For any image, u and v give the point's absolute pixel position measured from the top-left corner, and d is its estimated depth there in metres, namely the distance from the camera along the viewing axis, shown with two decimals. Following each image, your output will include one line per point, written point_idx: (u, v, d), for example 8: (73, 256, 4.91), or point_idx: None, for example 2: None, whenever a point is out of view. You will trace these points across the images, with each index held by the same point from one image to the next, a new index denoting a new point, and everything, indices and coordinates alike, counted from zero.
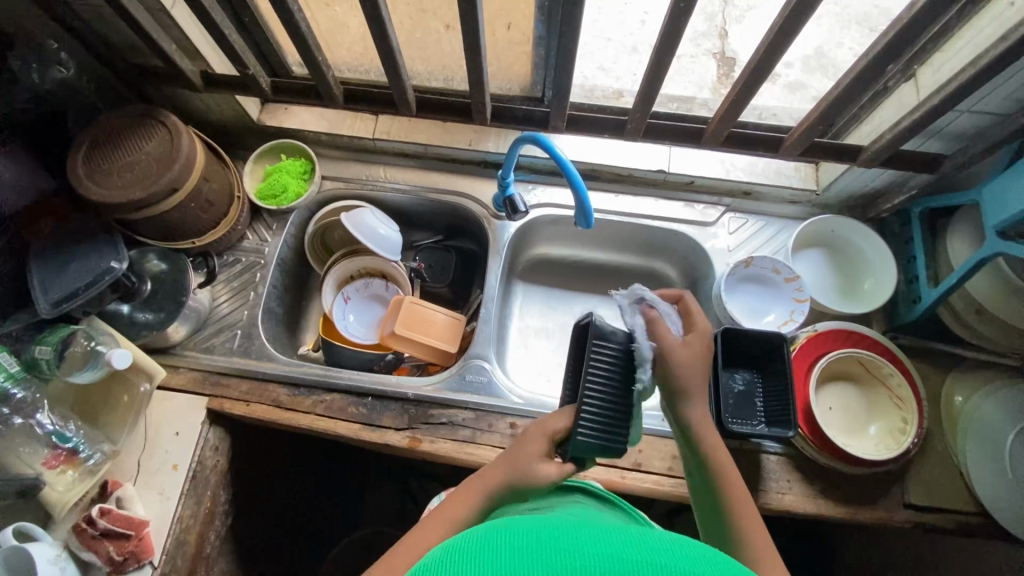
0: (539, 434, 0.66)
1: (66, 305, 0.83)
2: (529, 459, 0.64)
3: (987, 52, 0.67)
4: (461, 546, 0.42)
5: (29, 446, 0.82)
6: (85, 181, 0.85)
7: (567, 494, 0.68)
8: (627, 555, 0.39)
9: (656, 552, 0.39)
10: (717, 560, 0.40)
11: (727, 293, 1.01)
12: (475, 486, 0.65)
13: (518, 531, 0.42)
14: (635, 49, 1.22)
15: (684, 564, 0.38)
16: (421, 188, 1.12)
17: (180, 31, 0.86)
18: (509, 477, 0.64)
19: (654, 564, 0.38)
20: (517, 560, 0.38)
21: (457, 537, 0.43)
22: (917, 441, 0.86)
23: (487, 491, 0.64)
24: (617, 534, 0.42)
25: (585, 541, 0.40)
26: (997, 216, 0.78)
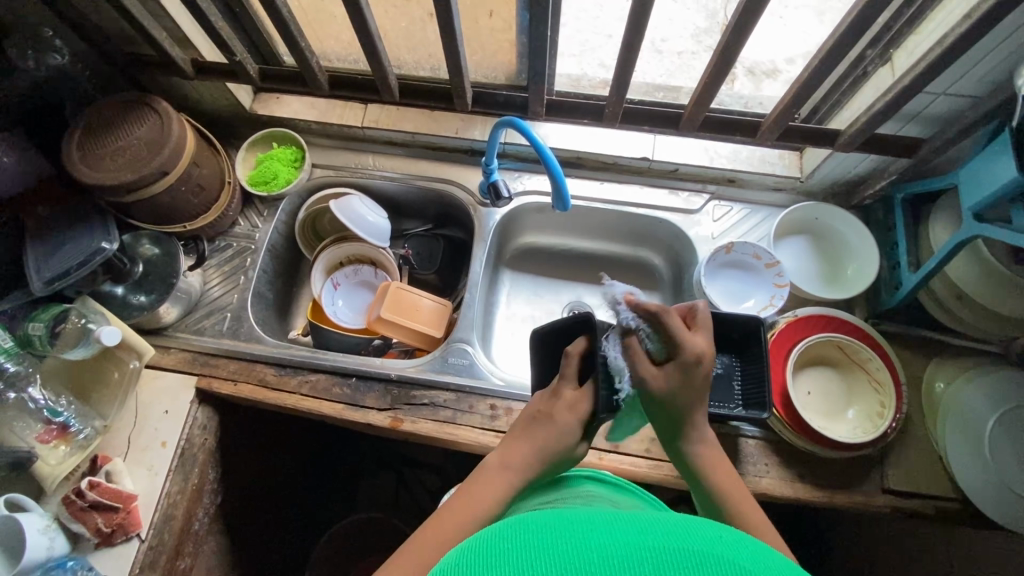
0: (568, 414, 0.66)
1: (59, 284, 0.86)
2: (563, 442, 0.65)
3: (952, 31, 0.67)
4: (479, 547, 0.41)
5: (22, 421, 0.86)
6: (78, 164, 0.87)
7: (577, 485, 0.68)
8: (646, 540, 0.39)
9: (674, 535, 0.40)
10: (733, 539, 0.40)
11: (708, 279, 1.02)
12: (504, 474, 0.63)
13: (535, 526, 0.42)
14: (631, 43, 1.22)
15: (697, 545, 0.38)
16: (408, 176, 1.13)
17: (170, 19, 0.89)
18: (543, 458, 0.64)
19: (677, 550, 0.38)
20: (536, 555, 0.38)
21: (471, 542, 0.42)
22: (893, 424, 0.86)
23: (521, 477, 0.63)
24: (629, 519, 0.42)
25: (602, 530, 0.41)
26: (973, 199, 0.78)
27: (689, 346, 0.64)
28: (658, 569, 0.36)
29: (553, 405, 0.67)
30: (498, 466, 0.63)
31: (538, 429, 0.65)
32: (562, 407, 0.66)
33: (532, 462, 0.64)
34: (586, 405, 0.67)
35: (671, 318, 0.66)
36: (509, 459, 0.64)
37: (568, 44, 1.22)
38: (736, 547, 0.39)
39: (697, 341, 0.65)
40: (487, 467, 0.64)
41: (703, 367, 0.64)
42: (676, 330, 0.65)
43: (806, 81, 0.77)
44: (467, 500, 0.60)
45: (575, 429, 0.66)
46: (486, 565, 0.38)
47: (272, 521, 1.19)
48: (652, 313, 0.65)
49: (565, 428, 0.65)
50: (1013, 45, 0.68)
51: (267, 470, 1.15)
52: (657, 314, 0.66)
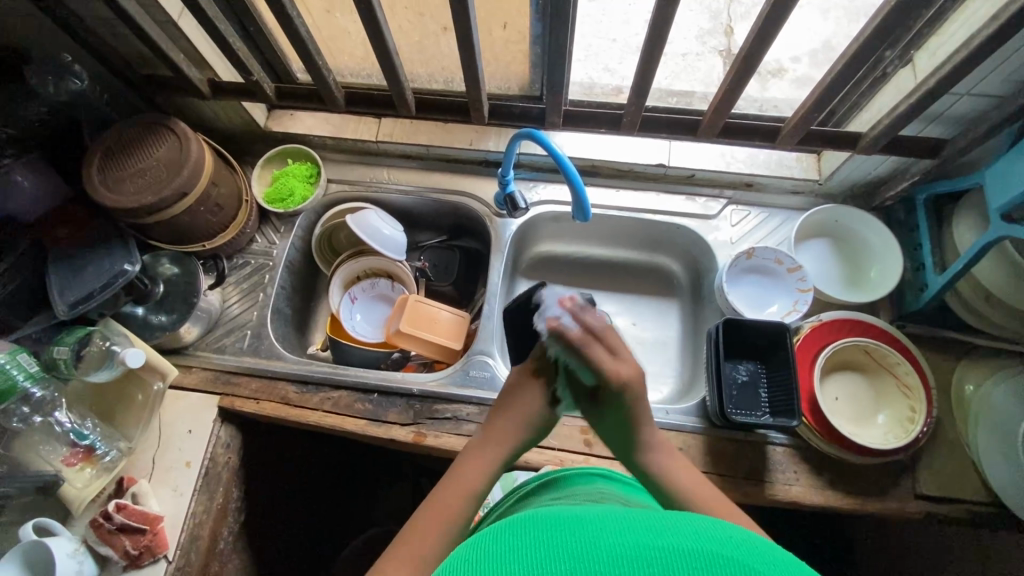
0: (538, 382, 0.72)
1: (83, 307, 0.87)
2: (535, 408, 0.70)
3: (978, 33, 0.67)
4: (487, 545, 0.41)
5: (48, 445, 0.86)
6: (100, 187, 0.88)
7: (589, 482, 0.67)
8: (656, 541, 0.38)
9: (683, 537, 0.39)
10: (747, 543, 0.40)
11: (729, 285, 1.01)
12: (488, 450, 0.67)
13: (544, 527, 0.42)
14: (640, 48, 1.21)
15: (711, 547, 0.38)
16: (423, 189, 1.13)
17: (187, 41, 0.90)
18: (521, 428, 0.69)
19: (689, 551, 0.37)
20: (544, 554, 0.38)
21: (479, 540, 0.42)
22: (925, 429, 0.85)
23: (503, 447, 0.68)
24: (642, 522, 0.42)
25: (611, 531, 0.40)
26: (1001, 199, 0.77)
27: (611, 373, 0.68)
28: (666, 569, 0.36)
29: (520, 379, 0.72)
30: (481, 443, 0.68)
31: (511, 403, 0.71)
32: (527, 377, 0.72)
33: (512, 432, 0.69)
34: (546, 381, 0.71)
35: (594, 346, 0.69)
36: (491, 435, 0.68)
37: (578, 49, 1.22)
38: (749, 552, 0.38)
39: (624, 369, 0.69)
40: (471, 445, 0.68)
41: (629, 395, 0.69)
42: (597, 359, 0.68)
43: (828, 86, 0.77)
44: (457, 477, 0.63)
45: (544, 392, 0.71)
46: (492, 562, 0.38)
47: (295, 537, 1.18)
48: (573, 346, 0.68)
49: (534, 396, 0.71)
50: None
51: (288, 486, 1.15)
52: (586, 339, 0.69)
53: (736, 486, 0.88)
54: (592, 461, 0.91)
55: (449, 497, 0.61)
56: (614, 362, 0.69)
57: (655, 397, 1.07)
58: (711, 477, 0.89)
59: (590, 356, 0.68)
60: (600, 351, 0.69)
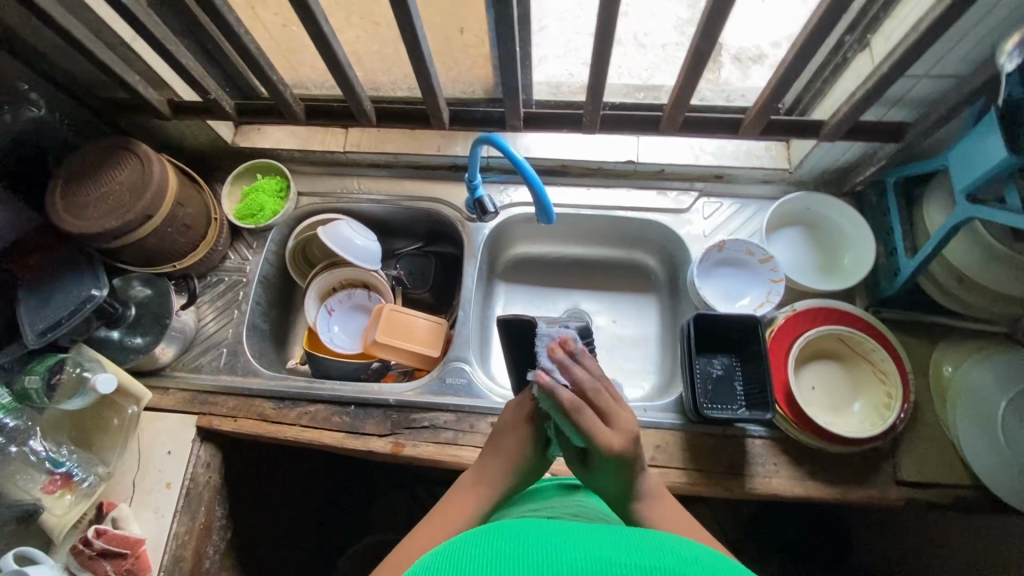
0: (533, 425, 0.69)
1: (51, 335, 0.87)
2: (522, 449, 0.68)
3: (928, 15, 0.66)
4: (464, 547, 0.45)
5: (25, 474, 0.85)
6: (64, 214, 0.88)
7: (567, 494, 0.68)
8: (614, 556, 0.42)
9: (643, 555, 0.42)
10: (702, 560, 0.43)
11: (701, 279, 1.00)
12: (478, 486, 0.65)
13: (515, 534, 0.46)
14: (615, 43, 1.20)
15: (666, 563, 0.41)
16: (394, 197, 1.13)
17: (143, 63, 0.90)
18: (508, 471, 0.67)
19: (644, 566, 0.41)
20: (510, 558, 0.42)
21: (451, 548, 0.45)
22: (901, 416, 0.84)
23: (493, 488, 0.65)
24: (607, 536, 0.46)
25: (577, 543, 0.44)
26: (965, 180, 0.76)
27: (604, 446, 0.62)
28: None
29: (513, 420, 0.70)
30: (469, 479, 0.66)
31: (504, 443, 0.69)
32: (519, 420, 0.70)
33: (500, 472, 0.66)
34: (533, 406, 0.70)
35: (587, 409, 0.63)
36: (481, 474, 0.66)
37: (550, 47, 1.21)
38: (701, 568, 0.41)
39: (614, 440, 0.62)
40: (462, 482, 0.67)
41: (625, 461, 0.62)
42: (587, 424, 0.62)
43: (785, 74, 0.76)
44: (442, 514, 0.62)
45: (537, 435, 0.69)
46: (464, 563, 0.42)
47: (286, 551, 1.18)
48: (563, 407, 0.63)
49: (520, 438, 0.68)
50: (994, 21, 0.66)
51: (275, 501, 1.15)
52: (578, 404, 0.63)
53: (715, 482, 0.88)
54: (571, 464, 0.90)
55: (433, 527, 0.60)
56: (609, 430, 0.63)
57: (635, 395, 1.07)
58: (690, 473, 0.88)
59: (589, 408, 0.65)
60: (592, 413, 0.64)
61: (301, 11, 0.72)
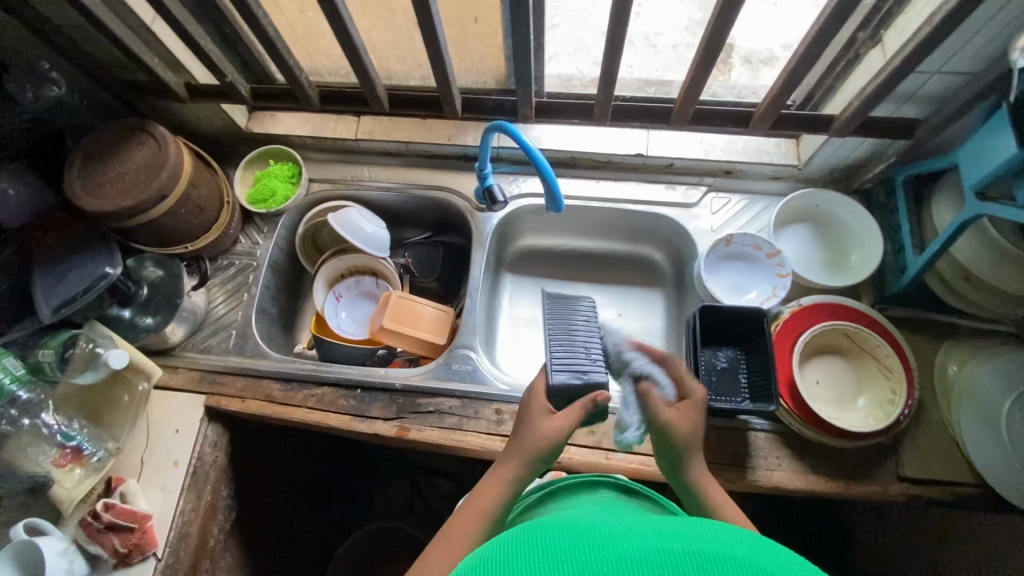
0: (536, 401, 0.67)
1: (65, 311, 0.89)
2: (533, 422, 0.66)
3: (940, 9, 0.67)
4: (499, 551, 0.41)
5: (36, 446, 0.87)
6: (81, 192, 0.89)
7: (592, 491, 0.67)
8: (666, 545, 0.39)
9: (695, 540, 0.40)
10: (756, 543, 0.40)
11: (708, 273, 1.01)
12: (504, 472, 0.63)
13: (552, 535, 0.42)
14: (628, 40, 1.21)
15: (721, 547, 0.38)
16: (404, 186, 1.14)
17: (162, 46, 0.91)
18: (525, 447, 0.64)
19: (698, 551, 0.38)
20: (551, 559, 0.38)
21: (488, 550, 0.42)
22: (905, 411, 0.85)
23: (517, 470, 0.63)
24: (656, 528, 0.42)
25: (627, 539, 0.40)
26: (974, 177, 0.77)
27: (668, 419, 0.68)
28: (677, 569, 0.36)
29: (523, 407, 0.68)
30: (495, 467, 0.65)
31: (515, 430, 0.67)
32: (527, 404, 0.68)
33: (518, 450, 0.64)
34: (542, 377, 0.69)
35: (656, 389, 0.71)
36: (503, 457, 0.65)
37: (563, 44, 1.21)
38: (757, 551, 0.39)
39: (671, 418, 0.68)
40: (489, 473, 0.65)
41: (676, 438, 0.67)
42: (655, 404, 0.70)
43: (795, 68, 0.76)
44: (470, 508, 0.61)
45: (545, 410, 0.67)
46: (501, 567, 0.39)
47: (290, 534, 1.20)
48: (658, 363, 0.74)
49: (531, 411, 0.67)
50: (1006, 18, 0.66)
51: (280, 483, 1.16)
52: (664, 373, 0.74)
53: (718, 473, 0.88)
54: (574, 451, 0.91)
55: (461, 522, 0.60)
56: (670, 411, 0.69)
57: None
58: None
59: (653, 402, 0.70)
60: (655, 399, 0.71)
61: None
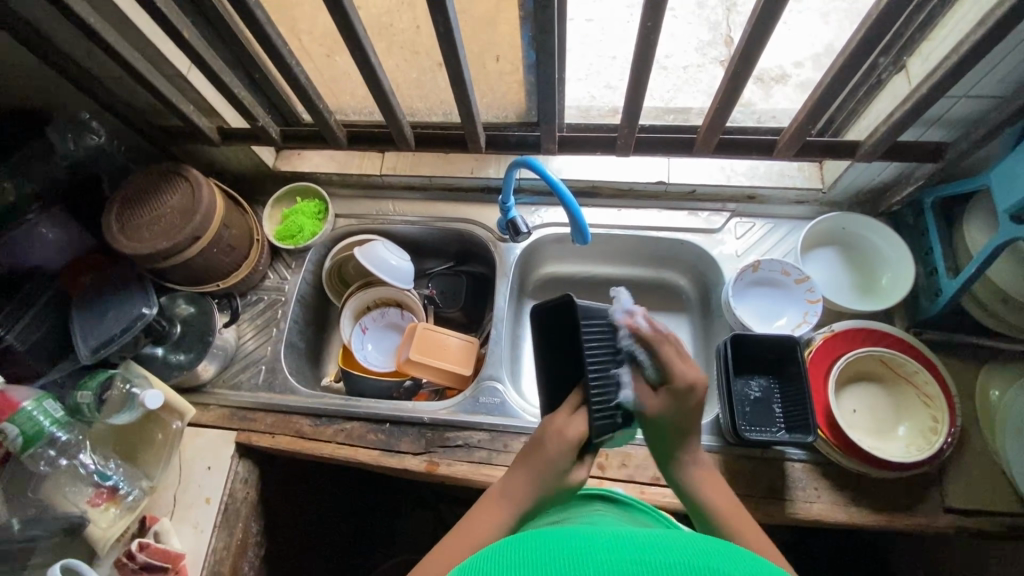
0: (561, 441, 0.63)
1: (103, 351, 0.91)
2: (552, 470, 0.62)
3: (968, 38, 0.67)
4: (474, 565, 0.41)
5: (73, 486, 0.88)
6: (118, 236, 0.92)
7: (587, 505, 0.69)
8: (639, 555, 0.38)
9: (674, 552, 0.39)
10: (729, 552, 0.40)
11: (736, 300, 1.00)
12: (504, 502, 0.63)
13: (527, 544, 0.41)
14: None
15: (702, 561, 0.37)
16: (428, 218, 1.15)
17: (195, 92, 0.94)
18: (535, 491, 0.62)
19: (677, 564, 0.37)
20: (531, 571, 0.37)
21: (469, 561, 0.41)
22: (949, 440, 0.82)
23: (518, 507, 0.62)
24: (637, 539, 0.41)
25: (607, 549, 0.39)
26: (1007, 201, 0.76)
27: (676, 382, 0.65)
28: None
29: (543, 440, 0.64)
30: (497, 494, 0.64)
31: (530, 459, 0.64)
32: (551, 439, 0.64)
33: (526, 492, 0.62)
34: (580, 424, 0.64)
35: (667, 347, 0.66)
36: (508, 490, 0.63)
37: (575, 69, 1.23)
38: (729, 560, 0.38)
39: (688, 374, 0.65)
40: (490, 496, 0.65)
41: (691, 402, 0.65)
42: (668, 359, 0.65)
43: (819, 98, 0.77)
44: (465, 528, 0.62)
45: (568, 452, 0.63)
46: None
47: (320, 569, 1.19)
48: (650, 341, 0.66)
49: (554, 458, 0.63)
50: None
51: (307, 518, 1.15)
52: (658, 339, 0.66)
53: (754, 506, 0.86)
54: (606, 485, 0.90)
55: (456, 544, 0.60)
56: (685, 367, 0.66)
57: None
58: None
59: (666, 360, 0.65)
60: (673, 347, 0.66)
61: (350, 44, 0.76)
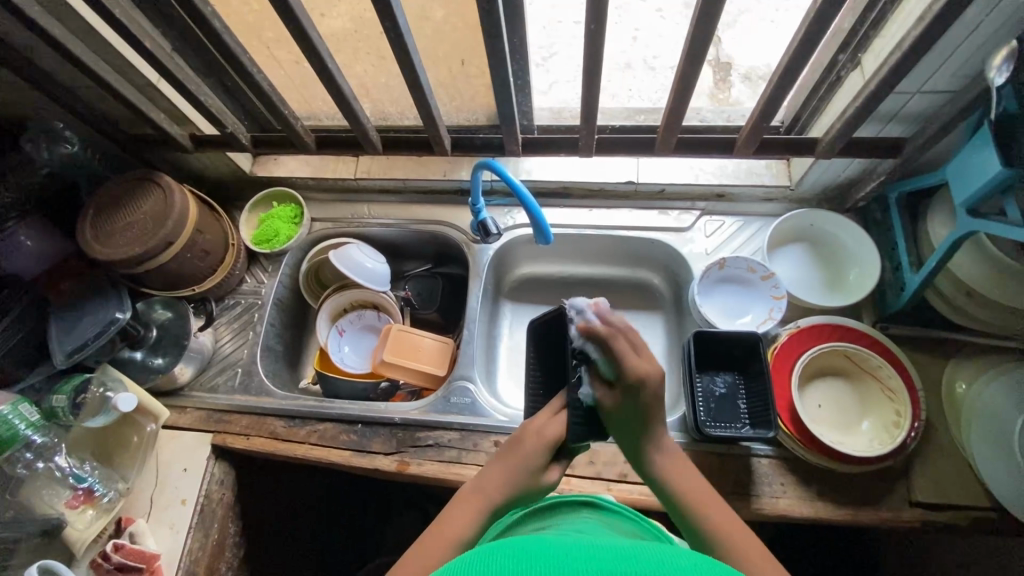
0: (539, 439, 0.64)
1: (79, 355, 0.92)
2: (529, 465, 0.63)
3: (910, 33, 0.68)
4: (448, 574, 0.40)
5: (50, 489, 0.90)
6: (92, 242, 0.94)
7: (572, 512, 0.68)
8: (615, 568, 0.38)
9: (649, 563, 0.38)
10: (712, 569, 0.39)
11: (703, 297, 1.00)
12: (476, 499, 0.62)
13: (503, 551, 0.40)
14: (628, 66, 1.23)
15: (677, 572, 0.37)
16: (403, 221, 1.17)
17: (166, 101, 0.97)
18: (510, 488, 0.62)
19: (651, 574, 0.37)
20: None
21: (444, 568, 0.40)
22: (911, 434, 0.83)
23: (490, 503, 0.61)
24: (610, 550, 0.41)
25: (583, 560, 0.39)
26: (964, 194, 0.76)
27: (634, 373, 0.63)
28: None
29: (522, 435, 0.66)
30: (472, 489, 0.63)
31: (508, 455, 0.65)
32: (529, 436, 0.65)
33: (500, 487, 0.62)
34: (560, 424, 0.66)
35: (622, 341, 0.64)
36: (481, 487, 0.62)
37: (562, 72, 1.22)
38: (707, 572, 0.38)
39: (645, 367, 0.63)
40: (461, 494, 0.63)
41: (647, 394, 0.64)
42: (622, 356, 0.63)
43: (771, 96, 0.77)
44: (440, 527, 0.59)
45: (545, 451, 0.64)
46: None
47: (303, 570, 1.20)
48: (604, 339, 0.63)
49: (532, 452, 0.64)
50: (978, 38, 0.67)
51: (287, 519, 1.16)
52: (614, 337, 0.64)
53: (720, 502, 0.86)
54: (574, 482, 0.91)
55: (432, 543, 0.57)
56: (641, 359, 0.64)
57: None
58: None
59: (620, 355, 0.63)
60: (628, 339, 0.65)
61: (307, 52, 0.77)
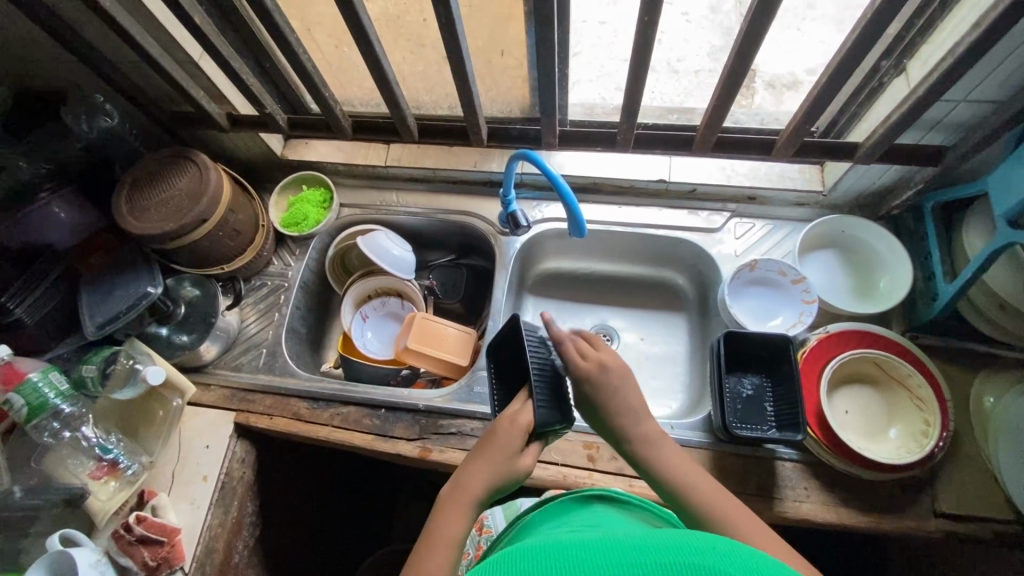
0: (512, 426, 0.64)
1: (110, 327, 0.93)
2: (506, 454, 0.63)
3: (963, 40, 0.67)
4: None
5: (75, 458, 0.90)
6: (126, 215, 0.94)
7: (582, 508, 0.66)
8: (631, 558, 0.38)
9: (662, 553, 0.39)
10: (723, 550, 0.39)
11: (731, 298, 1.00)
12: (458, 500, 0.61)
13: (516, 554, 0.41)
14: (655, 67, 1.23)
15: (691, 559, 0.38)
16: (431, 211, 1.17)
17: (207, 80, 0.97)
18: (490, 481, 0.62)
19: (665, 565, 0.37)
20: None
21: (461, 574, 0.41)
22: (940, 443, 0.82)
23: (475, 500, 0.62)
24: (624, 541, 0.41)
25: (596, 555, 0.39)
26: (1004, 205, 0.75)
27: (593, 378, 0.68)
28: None
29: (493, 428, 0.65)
30: (452, 490, 0.62)
31: (482, 448, 0.64)
32: (502, 425, 0.64)
33: (482, 483, 0.62)
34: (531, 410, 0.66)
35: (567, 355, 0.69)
36: (462, 487, 0.62)
37: (585, 71, 1.22)
38: (721, 557, 0.38)
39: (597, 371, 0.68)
40: (443, 501, 0.62)
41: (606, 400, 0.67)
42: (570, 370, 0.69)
43: (817, 98, 0.77)
44: (432, 535, 0.59)
45: (518, 438, 0.64)
46: None
47: (316, 553, 1.21)
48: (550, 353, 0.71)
49: (505, 441, 0.64)
50: None
51: (303, 502, 1.17)
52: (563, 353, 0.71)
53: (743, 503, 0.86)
54: (596, 477, 0.91)
55: (431, 556, 0.58)
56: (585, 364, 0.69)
57: (661, 413, 1.06)
58: None
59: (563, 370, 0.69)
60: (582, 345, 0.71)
61: (355, 33, 0.77)
